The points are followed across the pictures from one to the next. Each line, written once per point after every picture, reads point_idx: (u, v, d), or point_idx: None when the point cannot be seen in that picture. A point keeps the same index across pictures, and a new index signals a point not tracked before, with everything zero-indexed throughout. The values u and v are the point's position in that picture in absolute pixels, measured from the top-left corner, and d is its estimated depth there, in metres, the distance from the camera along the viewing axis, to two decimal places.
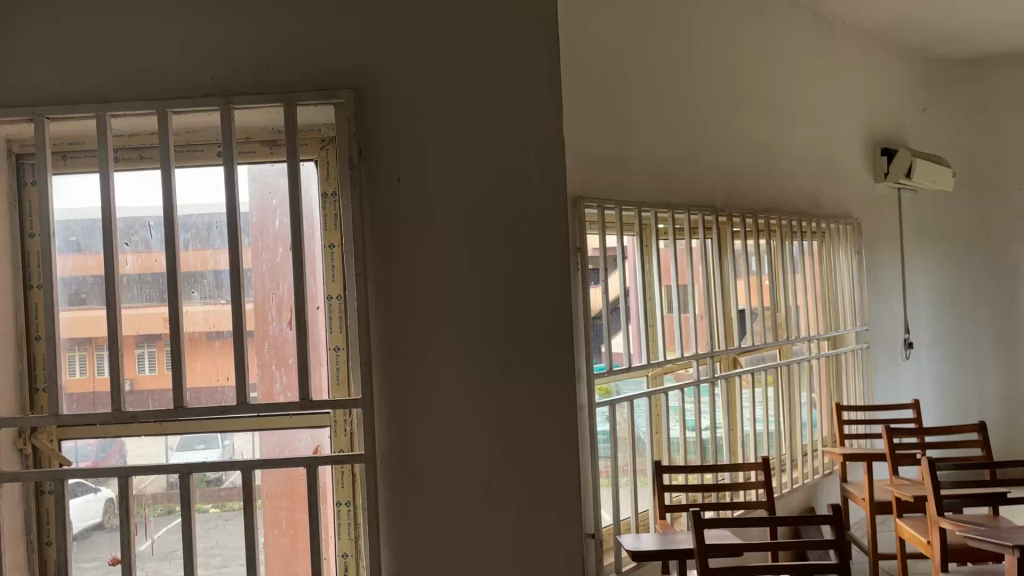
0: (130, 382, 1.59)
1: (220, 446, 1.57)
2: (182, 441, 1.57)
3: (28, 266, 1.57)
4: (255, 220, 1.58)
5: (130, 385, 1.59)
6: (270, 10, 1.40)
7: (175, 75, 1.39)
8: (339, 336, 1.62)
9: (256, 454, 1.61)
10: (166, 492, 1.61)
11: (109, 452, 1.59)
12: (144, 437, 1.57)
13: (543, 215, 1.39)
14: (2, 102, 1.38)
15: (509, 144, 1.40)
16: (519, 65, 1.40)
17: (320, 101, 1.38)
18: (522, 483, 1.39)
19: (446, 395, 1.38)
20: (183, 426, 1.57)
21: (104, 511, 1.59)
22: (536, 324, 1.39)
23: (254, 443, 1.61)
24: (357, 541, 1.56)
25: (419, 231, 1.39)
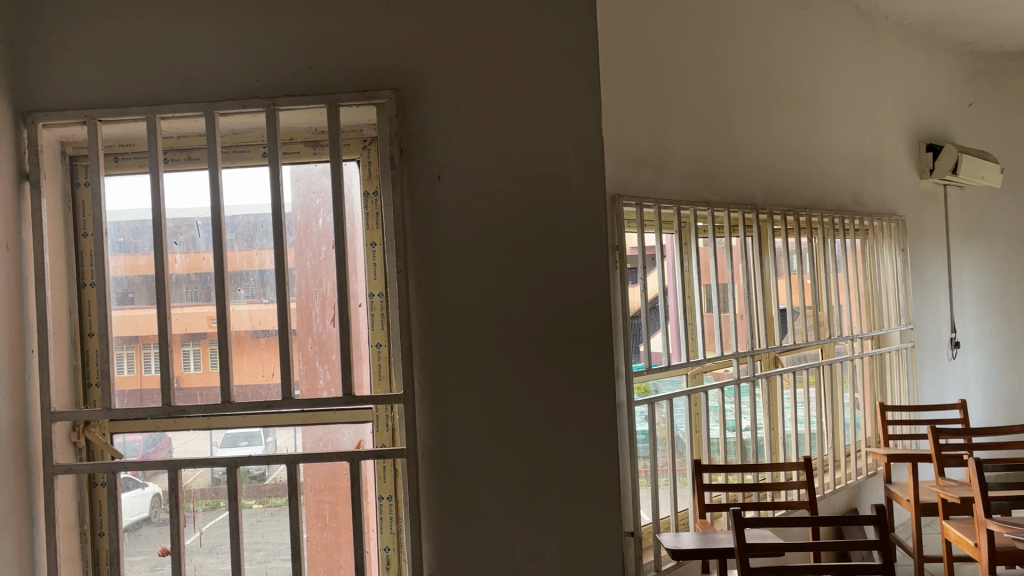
0: (176, 380, 1.64)
1: (264, 443, 1.59)
2: (227, 437, 1.56)
3: (81, 265, 1.62)
4: (299, 219, 1.62)
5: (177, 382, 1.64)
6: (314, 14, 1.42)
7: (222, 78, 1.43)
8: (381, 333, 1.64)
9: (298, 449, 1.64)
10: (212, 487, 1.64)
11: (157, 446, 1.63)
12: (190, 432, 1.62)
13: (582, 212, 1.40)
14: (57, 106, 1.43)
15: (549, 142, 1.40)
16: (559, 63, 1.41)
17: (361, 102, 1.40)
18: (562, 480, 1.39)
19: (486, 391, 1.40)
20: (228, 422, 1.61)
21: (153, 505, 1.63)
22: (576, 321, 1.40)
23: (297, 438, 1.63)
24: (399, 535, 1.58)
25: (461, 230, 1.41)
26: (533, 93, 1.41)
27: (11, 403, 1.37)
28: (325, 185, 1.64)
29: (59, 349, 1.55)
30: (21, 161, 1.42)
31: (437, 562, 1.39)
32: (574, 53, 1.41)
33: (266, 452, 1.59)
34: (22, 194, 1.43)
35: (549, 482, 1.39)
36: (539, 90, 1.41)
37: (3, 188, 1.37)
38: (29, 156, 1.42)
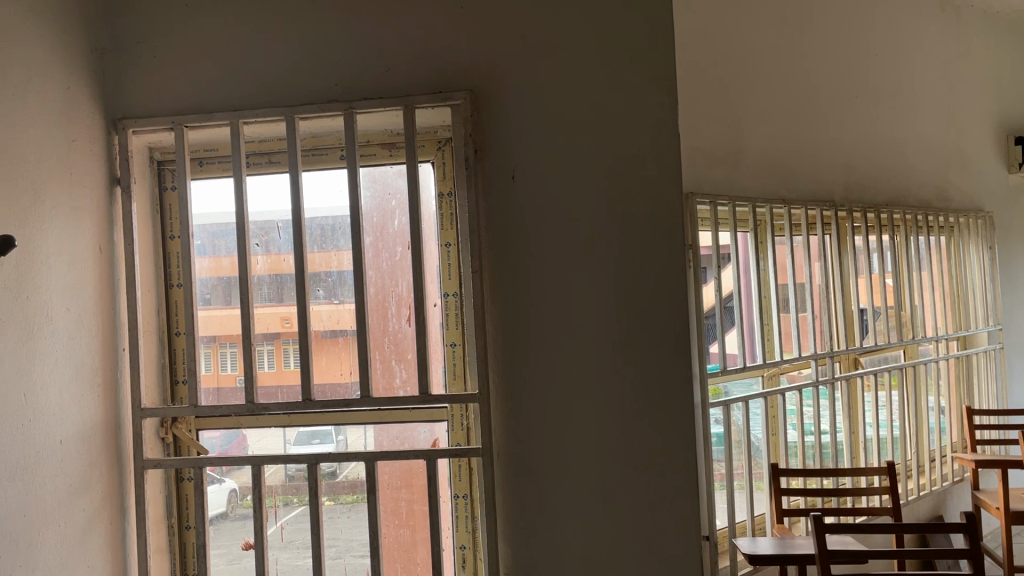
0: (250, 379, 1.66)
1: (334, 440, 1.66)
2: (299, 436, 1.64)
3: (169, 267, 1.68)
4: (376, 220, 1.65)
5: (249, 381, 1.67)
6: (390, 17, 1.44)
7: (302, 82, 1.46)
8: (455, 332, 1.65)
9: (369, 446, 1.67)
10: (286, 484, 1.71)
11: (232, 444, 1.68)
12: (267, 430, 1.66)
13: (658, 211, 1.38)
14: (147, 113, 1.48)
15: (624, 140, 1.39)
16: (634, 59, 1.39)
17: (436, 103, 1.41)
18: (639, 482, 1.38)
19: (561, 391, 1.39)
20: (301, 420, 1.67)
21: (228, 501, 1.68)
22: (653, 322, 1.38)
23: (367, 436, 1.67)
24: (474, 534, 1.59)
25: (535, 231, 1.40)
26: (609, 90, 1.39)
27: (104, 399, 1.42)
28: (401, 187, 1.66)
29: (149, 348, 1.61)
30: (112, 166, 1.48)
31: (514, 562, 1.39)
32: (650, 49, 1.39)
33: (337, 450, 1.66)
34: (113, 198, 1.49)
35: (625, 483, 1.38)
36: (614, 88, 1.39)
37: (96, 193, 1.43)
38: (120, 162, 1.48)
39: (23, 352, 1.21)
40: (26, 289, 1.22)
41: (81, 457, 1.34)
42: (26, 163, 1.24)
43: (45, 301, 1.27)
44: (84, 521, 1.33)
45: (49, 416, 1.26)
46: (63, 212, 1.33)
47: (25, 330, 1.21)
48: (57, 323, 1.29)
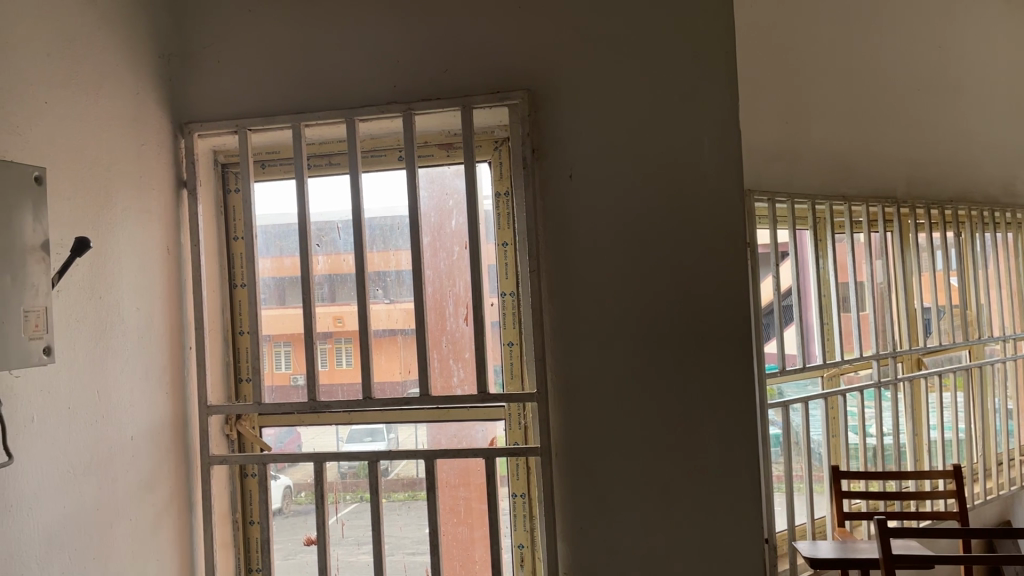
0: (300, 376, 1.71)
1: (385, 439, 1.65)
2: (352, 432, 1.68)
3: (234, 267, 1.72)
4: (434, 220, 1.66)
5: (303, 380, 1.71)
6: (447, 19, 1.45)
7: (362, 84, 1.48)
8: (512, 332, 1.65)
9: (422, 445, 1.66)
10: (339, 481, 1.72)
11: (287, 441, 1.71)
12: (318, 427, 1.69)
13: (717, 208, 1.37)
14: (212, 117, 1.52)
15: (684, 137, 1.38)
16: (693, 56, 1.38)
17: (494, 103, 1.42)
18: (700, 482, 1.36)
19: (619, 390, 1.38)
20: (352, 419, 1.70)
21: (282, 497, 1.72)
22: (713, 321, 1.37)
23: (419, 435, 1.66)
24: (533, 533, 1.59)
25: (592, 230, 1.40)
26: (668, 87, 1.38)
27: (172, 397, 1.46)
28: (458, 187, 1.67)
29: (215, 346, 1.65)
30: (179, 169, 1.52)
31: (573, 562, 1.39)
32: (709, 45, 1.37)
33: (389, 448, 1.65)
34: (180, 201, 1.53)
35: (686, 483, 1.37)
36: (674, 85, 1.38)
37: (164, 196, 1.47)
38: (187, 165, 1.52)
39: (97, 352, 1.24)
40: (100, 290, 1.26)
41: (151, 453, 1.38)
42: (101, 168, 1.28)
43: (117, 302, 1.30)
44: (153, 515, 1.37)
45: (121, 414, 1.30)
46: (134, 214, 1.37)
47: (98, 329, 1.25)
48: (128, 322, 1.33)
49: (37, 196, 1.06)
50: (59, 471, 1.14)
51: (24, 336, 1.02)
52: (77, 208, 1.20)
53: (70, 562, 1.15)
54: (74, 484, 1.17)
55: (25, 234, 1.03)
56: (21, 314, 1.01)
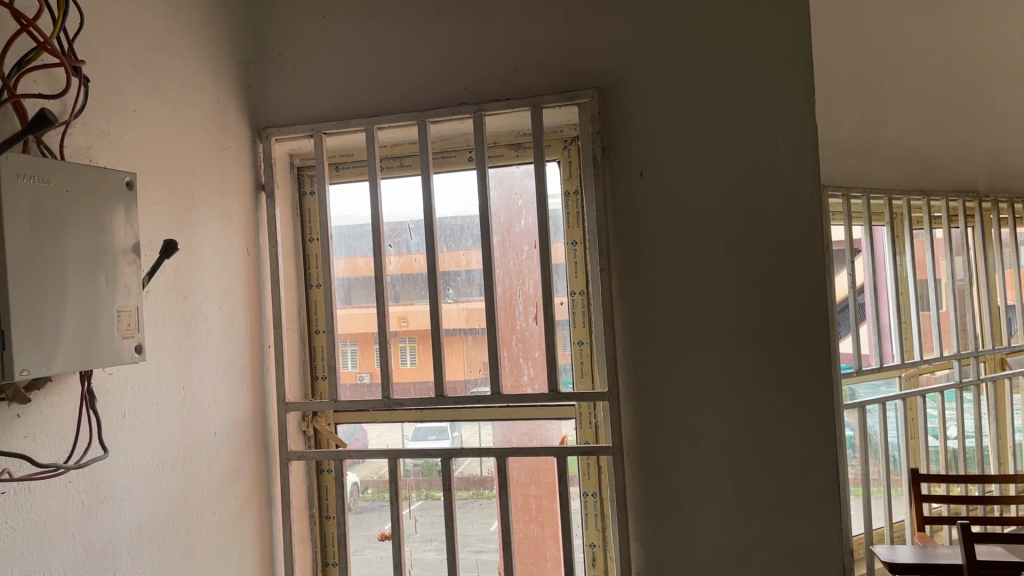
0: (369, 375, 1.71)
1: (450, 437, 1.69)
2: (417, 431, 1.69)
3: (310, 268, 1.77)
4: (503, 220, 1.68)
5: (369, 378, 1.71)
6: (515, 20, 1.46)
7: (432, 87, 1.50)
8: (582, 331, 1.65)
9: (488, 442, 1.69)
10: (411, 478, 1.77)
11: (354, 438, 1.77)
12: (383, 425, 1.74)
13: (794, 205, 1.34)
14: (289, 122, 1.57)
15: (758, 134, 1.36)
16: (765, 50, 1.36)
17: (564, 102, 1.43)
18: (776, 483, 1.34)
19: (692, 389, 1.37)
20: (417, 417, 1.71)
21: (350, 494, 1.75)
22: (791, 321, 1.34)
23: (482, 434, 1.69)
24: (605, 532, 1.59)
25: (663, 228, 1.39)
26: (740, 81, 1.36)
27: (252, 394, 1.50)
28: (528, 187, 1.68)
29: (293, 345, 1.70)
30: (257, 173, 1.57)
31: (647, 562, 1.39)
32: (781, 37, 1.35)
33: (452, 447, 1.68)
34: (259, 204, 1.58)
35: (762, 485, 1.35)
36: (747, 80, 1.36)
37: (244, 199, 1.52)
38: (265, 169, 1.57)
39: (183, 350, 1.29)
40: (185, 290, 1.30)
41: (233, 449, 1.42)
42: (186, 172, 1.32)
43: (200, 302, 1.35)
44: (235, 509, 1.41)
45: (205, 410, 1.34)
46: (217, 217, 1.41)
47: (185, 328, 1.30)
48: (211, 322, 1.37)
49: (128, 200, 1.10)
50: (148, 466, 1.18)
51: (116, 335, 1.06)
52: (163, 211, 1.25)
53: (158, 554, 1.19)
54: (162, 479, 1.21)
55: (116, 235, 1.07)
56: (114, 314, 1.06)
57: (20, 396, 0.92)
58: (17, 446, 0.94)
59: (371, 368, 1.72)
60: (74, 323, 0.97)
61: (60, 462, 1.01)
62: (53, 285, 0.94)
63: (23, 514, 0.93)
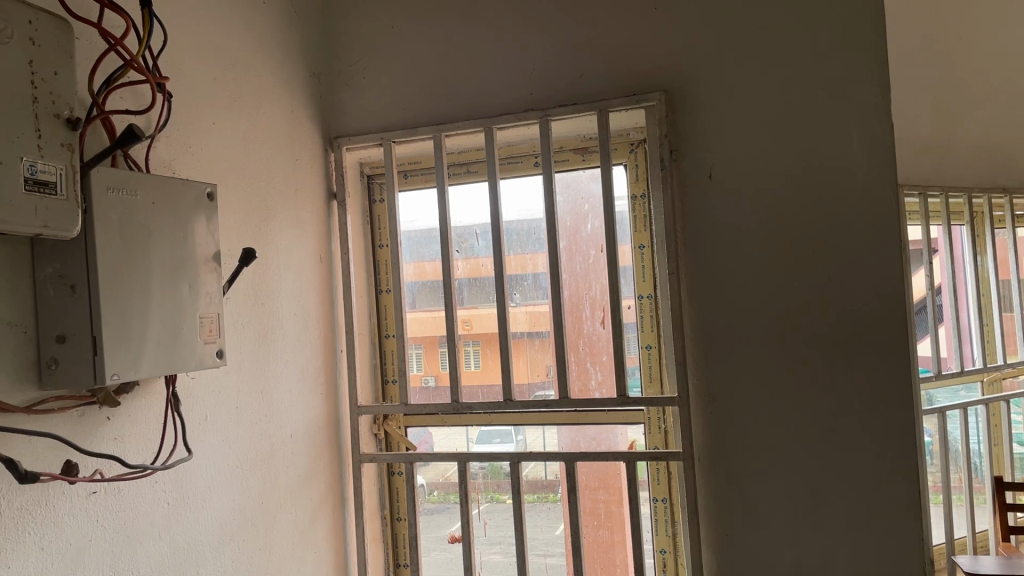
0: (434, 378, 1.73)
1: (515, 440, 1.69)
2: (482, 433, 1.69)
3: (379, 274, 1.81)
4: (569, 224, 1.68)
5: (434, 380, 1.74)
6: (580, 24, 1.47)
7: (499, 94, 1.52)
8: (650, 335, 1.64)
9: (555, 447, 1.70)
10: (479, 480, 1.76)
11: (420, 440, 1.79)
12: (450, 428, 1.74)
13: (870, 206, 1.31)
14: (360, 131, 1.60)
15: (832, 135, 1.33)
16: (837, 46, 1.33)
17: (631, 106, 1.42)
18: (853, 491, 1.31)
19: (764, 394, 1.35)
20: (481, 420, 1.72)
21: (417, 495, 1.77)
22: (868, 326, 1.31)
23: (546, 437, 1.70)
24: (675, 538, 1.58)
25: (733, 232, 1.38)
26: (811, 79, 1.34)
27: (326, 397, 1.54)
28: (594, 191, 1.68)
29: (365, 349, 1.74)
30: (329, 182, 1.61)
31: (719, 570, 1.37)
32: (853, 32, 1.32)
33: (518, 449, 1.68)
34: (331, 211, 1.62)
35: (838, 493, 1.31)
36: (820, 80, 1.34)
37: (317, 208, 1.56)
38: (336, 177, 1.61)
39: (261, 355, 1.33)
40: (262, 297, 1.34)
41: (308, 451, 1.46)
42: (263, 182, 1.36)
43: (277, 308, 1.39)
44: (311, 510, 1.45)
45: (282, 414, 1.38)
46: (291, 225, 1.45)
47: (263, 334, 1.34)
48: (287, 328, 1.41)
49: (209, 209, 1.14)
50: (228, 469, 1.22)
51: (199, 340, 1.10)
52: (242, 220, 1.29)
53: (239, 554, 1.23)
54: (241, 481, 1.25)
55: (197, 244, 1.11)
56: (197, 320, 1.10)
57: (110, 400, 0.97)
58: (108, 448, 0.99)
59: (436, 371, 1.74)
60: (158, 329, 1.01)
61: (148, 463, 1.06)
62: (138, 293, 0.98)
63: (114, 513, 0.98)
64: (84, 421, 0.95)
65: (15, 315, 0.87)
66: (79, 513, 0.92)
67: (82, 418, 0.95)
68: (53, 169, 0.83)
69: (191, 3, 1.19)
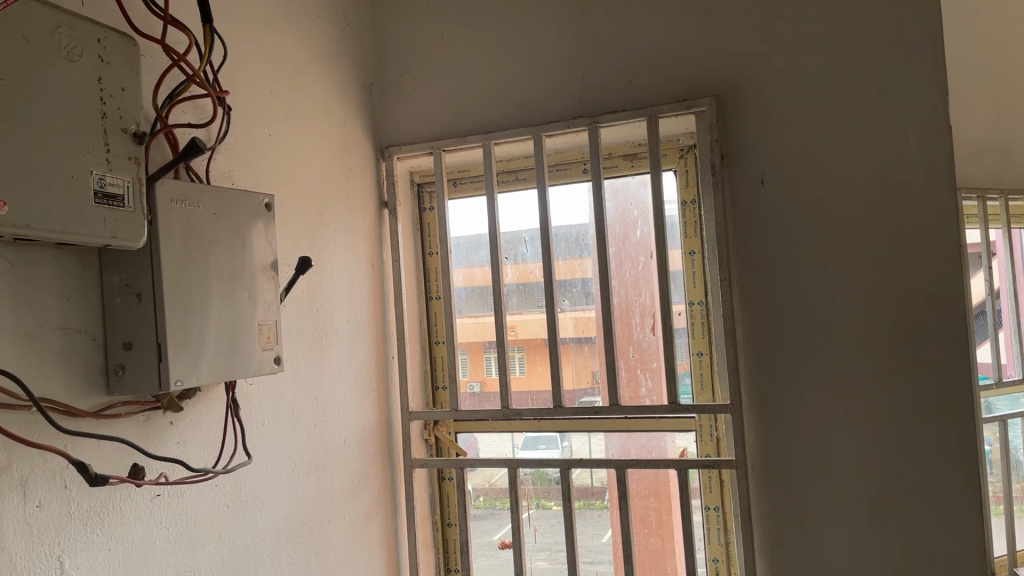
0: (479, 383, 1.77)
1: (560, 447, 1.71)
2: (527, 440, 1.73)
3: (430, 281, 1.82)
4: (619, 231, 1.68)
5: (479, 386, 1.77)
6: (629, 31, 1.47)
7: (548, 102, 1.53)
8: (701, 342, 1.63)
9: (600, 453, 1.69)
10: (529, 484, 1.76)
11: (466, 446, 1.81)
12: (492, 434, 1.76)
13: (927, 210, 1.28)
14: (411, 140, 1.63)
15: (887, 138, 1.31)
16: (891, 48, 1.31)
17: (681, 111, 1.42)
18: (911, 501, 1.28)
19: (818, 402, 1.34)
20: (527, 426, 1.72)
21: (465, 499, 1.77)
22: (926, 333, 1.28)
23: (590, 445, 1.70)
24: (728, 547, 1.56)
25: (786, 237, 1.36)
26: (865, 82, 1.32)
27: (378, 402, 1.56)
28: (644, 197, 1.68)
29: (415, 355, 1.76)
30: (381, 191, 1.64)
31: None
32: (909, 34, 1.30)
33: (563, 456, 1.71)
34: (382, 219, 1.64)
35: (896, 503, 1.29)
36: (874, 82, 1.32)
37: (369, 216, 1.58)
38: (387, 186, 1.64)
39: (316, 361, 1.35)
40: (317, 305, 1.36)
41: (361, 456, 1.48)
42: (317, 191, 1.39)
43: (331, 315, 1.41)
44: (364, 514, 1.47)
45: (336, 419, 1.40)
46: (345, 234, 1.48)
47: (317, 340, 1.36)
48: (340, 334, 1.44)
49: (267, 219, 1.17)
50: (284, 472, 1.24)
51: (257, 348, 1.12)
52: (298, 230, 1.32)
53: (295, 557, 1.25)
54: (297, 485, 1.27)
55: (255, 254, 1.14)
56: (255, 327, 1.12)
57: (174, 405, 1.00)
58: (171, 451, 1.01)
59: (482, 377, 1.76)
60: (218, 337, 1.03)
61: (209, 467, 1.08)
62: (199, 301, 1.01)
63: (176, 515, 1.00)
64: (149, 425, 0.98)
65: (84, 322, 0.91)
66: (144, 515, 0.95)
67: (146, 422, 0.98)
68: (120, 182, 0.86)
69: (249, 18, 1.22)
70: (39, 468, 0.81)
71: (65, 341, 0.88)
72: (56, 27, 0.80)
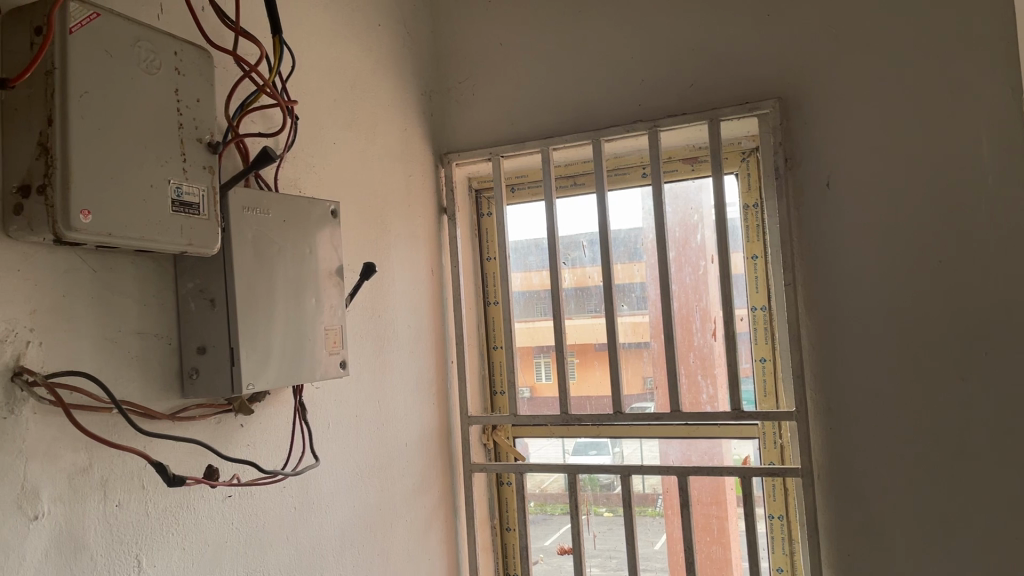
0: (530, 389, 1.75)
1: (611, 452, 1.68)
2: (578, 445, 1.70)
3: (488, 286, 1.83)
4: (679, 235, 1.67)
5: (529, 392, 1.75)
6: (690, 35, 1.46)
7: (607, 107, 1.52)
8: (764, 347, 1.61)
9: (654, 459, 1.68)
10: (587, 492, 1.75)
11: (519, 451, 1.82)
12: (541, 440, 1.77)
13: (999, 212, 1.24)
14: (470, 147, 1.64)
15: (958, 138, 1.27)
16: (961, 47, 1.27)
17: (743, 113, 1.40)
18: (986, 513, 1.24)
19: (886, 409, 1.31)
20: (578, 432, 1.71)
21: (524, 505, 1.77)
22: (999, 338, 1.24)
23: (642, 450, 1.68)
24: (793, 557, 1.54)
25: (852, 241, 1.34)
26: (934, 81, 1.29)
27: (438, 406, 1.57)
28: (703, 201, 1.66)
29: (474, 359, 1.77)
30: (440, 197, 1.65)
31: None
32: (980, 31, 1.26)
33: (614, 461, 1.67)
34: (441, 226, 1.66)
35: (970, 515, 1.25)
36: (944, 82, 1.28)
37: (429, 222, 1.60)
38: (446, 192, 1.65)
39: (379, 365, 1.37)
40: (379, 309, 1.38)
41: (422, 459, 1.49)
42: (379, 198, 1.41)
43: (393, 319, 1.43)
44: (425, 517, 1.48)
45: (398, 422, 1.42)
46: (405, 239, 1.49)
47: (380, 343, 1.38)
48: (402, 339, 1.45)
49: (333, 226, 1.19)
50: (349, 475, 1.26)
51: (324, 352, 1.14)
52: (362, 236, 1.34)
53: (359, 558, 1.27)
54: (361, 487, 1.29)
55: (321, 260, 1.15)
56: (321, 332, 1.14)
57: (245, 408, 1.01)
58: (242, 453, 1.04)
59: (531, 382, 1.76)
60: (286, 342, 1.05)
61: (278, 469, 1.10)
62: (269, 307, 1.03)
63: (246, 516, 1.02)
64: (221, 428, 1.00)
65: (160, 328, 0.93)
66: (216, 515, 0.97)
67: (219, 424, 1.00)
68: (196, 191, 0.88)
69: (315, 29, 1.25)
70: (119, 468, 0.84)
71: (143, 346, 0.90)
72: (137, 41, 0.83)
